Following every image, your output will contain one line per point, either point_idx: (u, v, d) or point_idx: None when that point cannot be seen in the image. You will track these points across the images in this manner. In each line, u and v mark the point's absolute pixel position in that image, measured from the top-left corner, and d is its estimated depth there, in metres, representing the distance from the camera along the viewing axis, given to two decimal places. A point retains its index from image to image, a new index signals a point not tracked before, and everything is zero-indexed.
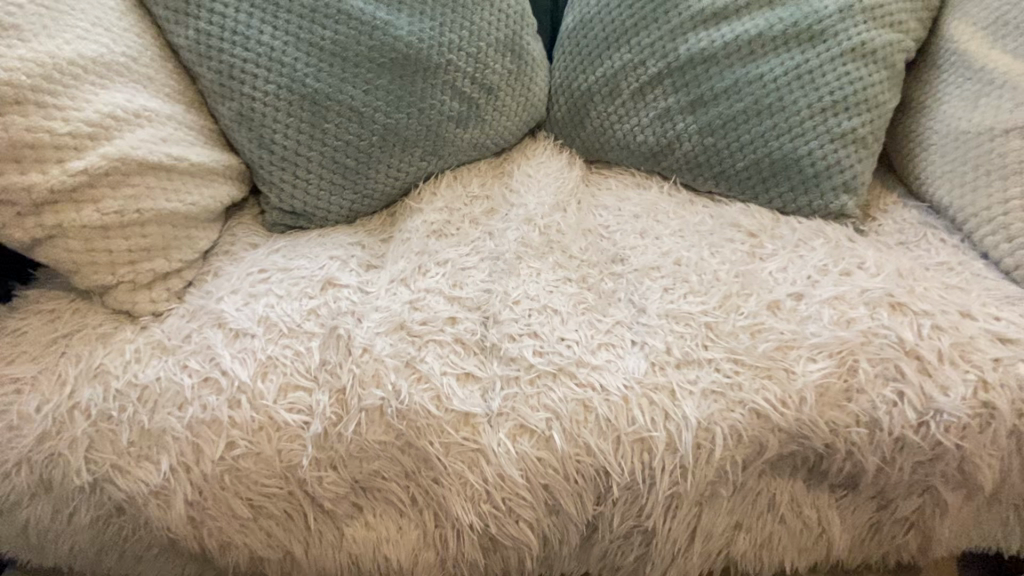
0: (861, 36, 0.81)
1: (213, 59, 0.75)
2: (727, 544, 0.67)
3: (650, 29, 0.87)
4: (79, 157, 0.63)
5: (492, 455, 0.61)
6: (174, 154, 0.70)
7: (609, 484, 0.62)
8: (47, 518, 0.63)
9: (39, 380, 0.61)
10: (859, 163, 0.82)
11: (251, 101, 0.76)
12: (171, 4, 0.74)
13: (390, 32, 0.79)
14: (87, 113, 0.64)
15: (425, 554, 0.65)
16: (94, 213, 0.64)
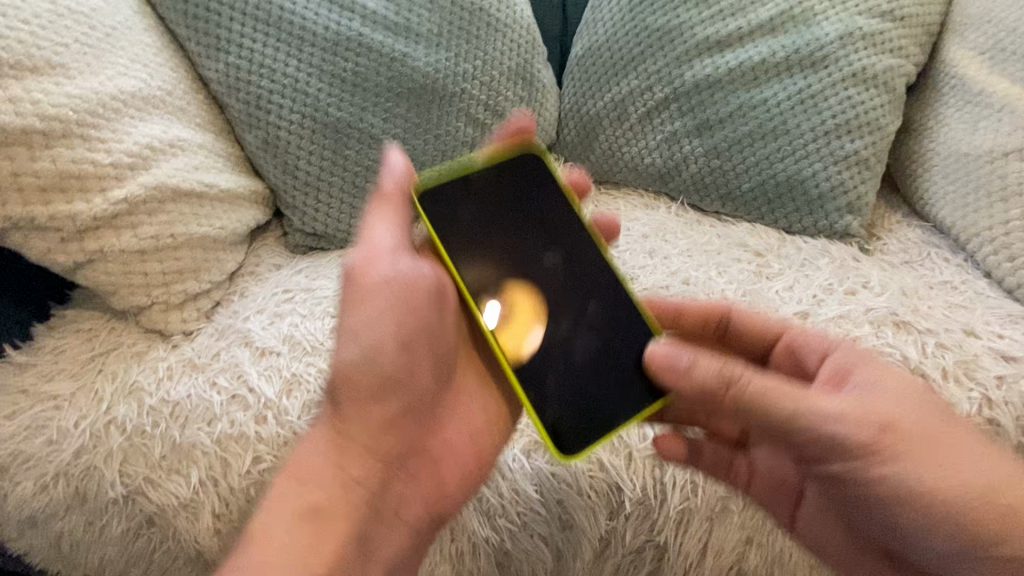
0: (861, 62, 0.84)
1: (241, 91, 0.79)
2: (739, 559, 0.67)
3: (657, 56, 0.90)
4: (119, 186, 0.67)
5: (507, 471, 0.63)
6: (205, 182, 0.74)
7: (621, 499, 0.63)
8: (80, 530, 0.66)
9: (77, 396, 0.64)
10: (862, 184, 0.85)
11: (276, 130, 0.80)
12: (203, 40, 0.79)
13: (408, 63, 0.83)
14: (127, 145, 0.68)
15: (442, 568, 0.65)
16: (132, 238, 0.68)
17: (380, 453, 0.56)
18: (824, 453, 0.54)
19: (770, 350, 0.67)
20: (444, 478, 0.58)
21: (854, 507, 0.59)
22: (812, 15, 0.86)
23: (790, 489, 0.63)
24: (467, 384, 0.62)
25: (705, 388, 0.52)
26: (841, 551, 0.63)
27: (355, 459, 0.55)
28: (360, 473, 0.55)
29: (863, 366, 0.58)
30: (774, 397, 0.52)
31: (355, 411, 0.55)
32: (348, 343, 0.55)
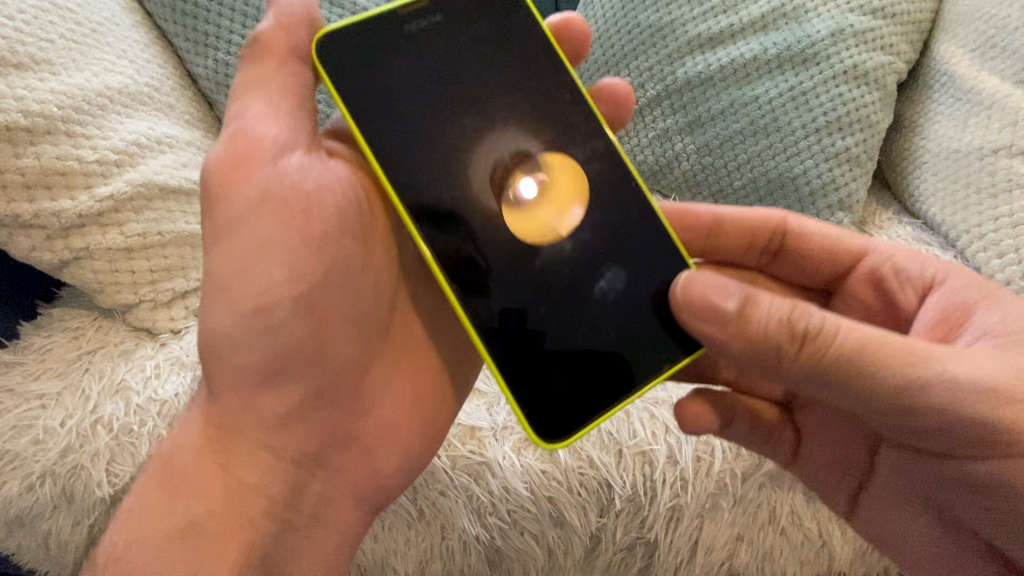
0: (852, 59, 0.84)
1: (230, 87, 0.79)
2: (730, 556, 0.67)
3: (649, 53, 0.90)
4: (105, 183, 0.66)
5: (497, 469, 0.63)
6: (193, 179, 0.72)
7: (612, 496, 0.63)
8: (67, 530, 0.65)
9: (64, 395, 0.64)
10: (853, 181, 0.85)
11: None
12: (191, 36, 0.78)
13: None
14: (113, 141, 0.67)
15: (432, 566, 0.66)
16: (119, 235, 0.67)
17: (285, 454, 0.55)
18: (921, 431, 0.48)
19: (832, 282, 0.65)
20: (366, 454, 0.57)
21: (937, 483, 0.53)
22: (804, 12, 0.86)
23: (849, 462, 0.61)
24: (396, 366, 0.58)
25: (768, 342, 0.45)
26: (904, 521, 0.59)
27: (258, 459, 0.54)
28: (261, 478, 0.54)
29: (973, 310, 0.55)
30: (875, 353, 0.45)
31: (248, 402, 0.53)
32: (231, 282, 0.51)
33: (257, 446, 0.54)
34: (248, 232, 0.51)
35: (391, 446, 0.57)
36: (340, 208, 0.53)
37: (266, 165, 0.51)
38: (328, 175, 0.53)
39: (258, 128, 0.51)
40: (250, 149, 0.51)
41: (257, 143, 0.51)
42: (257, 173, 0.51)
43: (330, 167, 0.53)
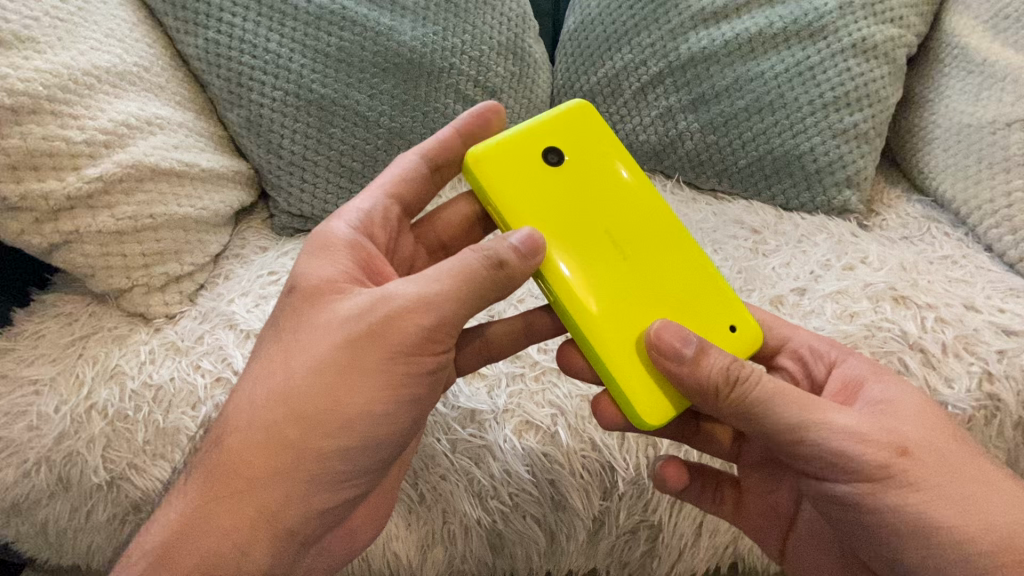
0: (861, 32, 0.81)
1: (221, 67, 0.77)
2: (734, 538, 0.67)
3: (651, 29, 0.87)
4: (93, 165, 0.65)
5: (498, 452, 0.61)
6: (185, 161, 0.72)
7: (614, 479, 0.62)
8: (66, 517, 0.65)
9: (57, 381, 0.63)
10: (862, 158, 0.83)
11: (259, 108, 0.78)
12: (180, 14, 0.76)
13: (394, 37, 0.80)
14: (101, 122, 0.66)
15: (434, 550, 0.65)
16: (109, 218, 0.66)
17: (298, 537, 0.48)
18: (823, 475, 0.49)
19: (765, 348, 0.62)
20: (355, 532, 0.56)
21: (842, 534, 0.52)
22: None
23: (778, 514, 0.60)
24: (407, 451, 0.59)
25: (706, 384, 0.48)
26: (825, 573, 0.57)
27: (254, 528, 0.46)
28: (267, 560, 0.46)
29: (871, 379, 0.54)
30: (784, 403, 0.47)
31: (287, 491, 0.46)
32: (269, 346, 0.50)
33: (248, 515, 0.45)
34: (307, 314, 0.49)
35: (375, 524, 0.57)
36: (417, 319, 0.46)
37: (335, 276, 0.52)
38: (417, 283, 0.47)
39: (360, 215, 0.55)
40: (328, 244, 0.52)
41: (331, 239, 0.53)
42: (328, 289, 0.49)
43: (433, 271, 0.47)
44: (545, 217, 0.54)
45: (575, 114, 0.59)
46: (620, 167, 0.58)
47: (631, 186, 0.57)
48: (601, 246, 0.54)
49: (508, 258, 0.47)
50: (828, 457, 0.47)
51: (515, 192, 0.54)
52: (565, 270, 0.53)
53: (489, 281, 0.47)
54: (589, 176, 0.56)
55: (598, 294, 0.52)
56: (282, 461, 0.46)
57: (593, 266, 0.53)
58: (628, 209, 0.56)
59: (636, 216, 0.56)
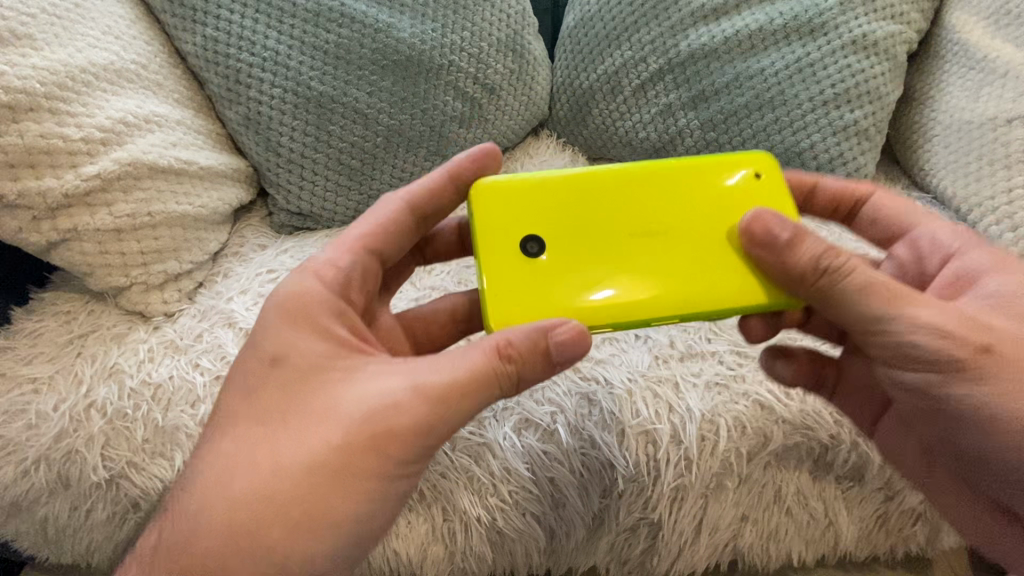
0: (862, 28, 0.81)
1: (219, 64, 0.76)
2: (734, 536, 0.67)
3: (650, 26, 0.87)
4: (91, 162, 0.64)
5: (498, 449, 0.61)
6: (183, 158, 0.72)
7: (614, 476, 0.62)
8: (65, 515, 0.65)
9: (56, 379, 0.63)
10: (862, 155, 0.82)
11: (258, 105, 0.77)
12: (178, 11, 0.76)
13: (393, 34, 0.80)
14: (99, 119, 0.65)
15: (434, 548, 0.65)
16: (107, 216, 0.66)
17: None
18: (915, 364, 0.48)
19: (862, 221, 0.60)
20: None
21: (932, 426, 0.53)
22: None
23: (871, 393, 0.58)
24: None
25: (795, 270, 0.44)
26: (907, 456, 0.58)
27: None
28: None
29: (990, 273, 0.52)
30: (869, 297, 0.44)
31: None
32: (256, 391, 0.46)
33: None
34: (305, 387, 0.45)
35: None
36: (431, 408, 0.42)
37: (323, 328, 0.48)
38: (443, 366, 0.43)
39: (333, 271, 0.49)
40: (310, 312, 0.47)
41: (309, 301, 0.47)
42: (322, 368, 0.45)
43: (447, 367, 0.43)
44: (552, 283, 0.49)
45: (483, 192, 0.51)
46: (564, 193, 0.51)
47: (586, 197, 0.51)
48: (624, 262, 0.49)
49: (547, 358, 0.43)
50: (896, 346, 0.45)
51: (505, 277, 0.49)
52: (613, 303, 0.48)
53: (528, 363, 0.43)
54: (548, 221, 0.51)
55: (668, 302, 0.48)
56: (267, 521, 0.41)
57: (637, 271, 0.49)
58: (609, 227, 0.50)
59: (623, 218, 0.51)
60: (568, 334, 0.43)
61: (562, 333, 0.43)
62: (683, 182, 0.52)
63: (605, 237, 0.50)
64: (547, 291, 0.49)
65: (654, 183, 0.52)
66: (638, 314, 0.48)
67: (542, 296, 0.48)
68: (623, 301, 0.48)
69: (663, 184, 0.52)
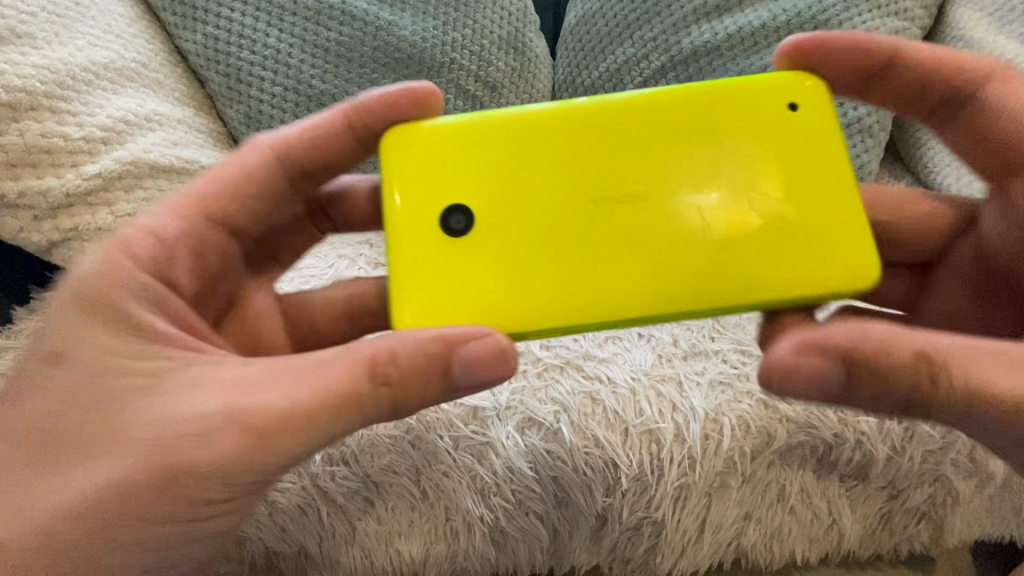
0: (865, 24, 0.81)
1: (220, 63, 0.76)
2: (737, 535, 0.67)
3: (653, 23, 0.87)
4: (92, 161, 0.64)
5: (501, 448, 0.61)
6: (183, 157, 0.70)
7: (618, 475, 0.62)
8: None
9: None
10: (864, 153, 0.82)
11: (258, 103, 0.77)
12: (179, 10, 0.76)
13: (394, 32, 0.79)
14: (100, 118, 0.65)
15: (437, 547, 0.65)
16: (107, 215, 0.65)
17: None
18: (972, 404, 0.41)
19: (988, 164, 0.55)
20: None
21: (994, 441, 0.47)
22: None
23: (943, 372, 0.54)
24: None
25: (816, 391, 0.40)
26: None
27: None
28: None
29: None
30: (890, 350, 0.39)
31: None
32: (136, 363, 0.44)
33: None
34: (179, 369, 0.43)
35: None
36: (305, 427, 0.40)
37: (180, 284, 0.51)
38: (314, 378, 0.41)
39: (147, 242, 0.48)
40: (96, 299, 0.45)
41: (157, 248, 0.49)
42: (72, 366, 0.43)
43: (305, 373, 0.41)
44: (488, 258, 0.46)
45: (412, 144, 0.48)
46: (521, 146, 0.47)
47: (552, 146, 0.47)
48: (572, 228, 0.46)
49: (445, 373, 0.41)
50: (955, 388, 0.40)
51: (435, 250, 0.46)
52: (548, 281, 0.45)
53: (433, 375, 0.41)
54: (494, 180, 0.47)
55: (617, 276, 0.44)
56: (164, 483, 0.42)
57: (588, 237, 0.45)
58: (566, 187, 0.46)
59: (590, 171, 0.46)
60: (486, 349, 0.40)
61: (474, 347, 0.40)
62: (682, 114, 0.47)
63: (562, 197, 0.46)
64: (485, 268, 0.46)
65: (641, 121, 0.47)
66: (568, 295, 0.44)
67: (473, 275, 0.46)
68: (561, 281, 0.45)
69: (658, 122, 0.47)
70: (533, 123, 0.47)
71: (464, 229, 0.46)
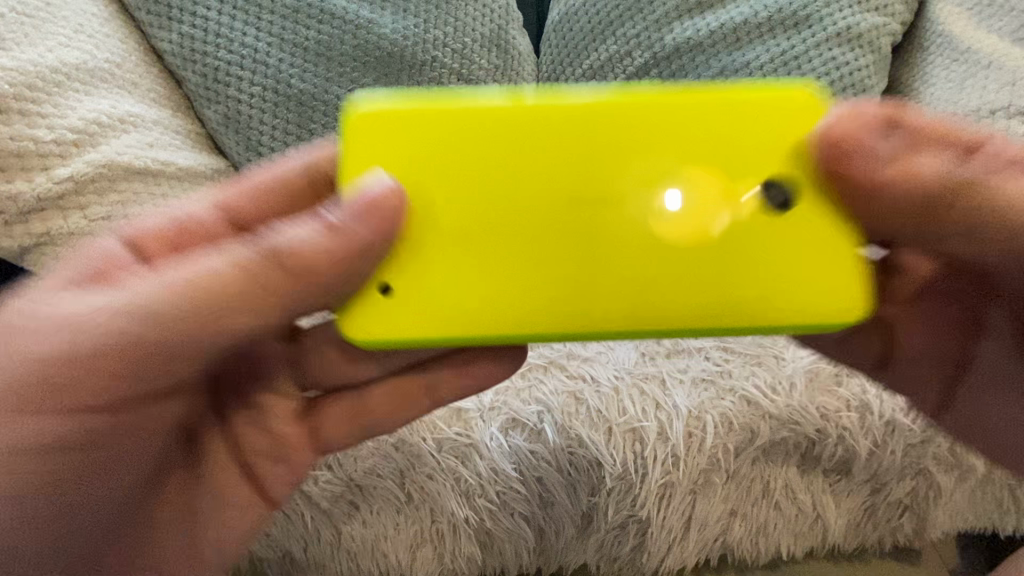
0: (846, 21, 0.81)
1: (197, 63, 0.75)
2: (724, 530, 0.67)
3: (635, 20, 0.86)
4: (64, 165, 0.64)
5: (485, 450, 0.61)
6: (160, 159, 0.69)
7: (601, 475, 0.62)
8: None
9: None
10: None
11: (237, 104, 0.76)
12: (154, 9, 0.74)
13: (373, 30, 0.78)
14: (71, 120, 0.65)
15: (422, 549, 0.64)
16: (81, 219, 0.64)
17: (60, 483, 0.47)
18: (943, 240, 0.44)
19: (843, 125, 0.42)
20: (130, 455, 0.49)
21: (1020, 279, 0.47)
22: None
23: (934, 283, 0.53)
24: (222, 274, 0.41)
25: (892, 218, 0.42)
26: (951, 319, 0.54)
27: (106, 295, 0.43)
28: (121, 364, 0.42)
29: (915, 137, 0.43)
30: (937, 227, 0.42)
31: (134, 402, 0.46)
32: (191, 226, 0.49)
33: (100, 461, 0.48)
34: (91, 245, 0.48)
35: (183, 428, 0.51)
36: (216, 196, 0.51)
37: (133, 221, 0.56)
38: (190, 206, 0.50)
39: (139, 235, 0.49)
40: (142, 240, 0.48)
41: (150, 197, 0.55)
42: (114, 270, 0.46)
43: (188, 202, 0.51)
44: (549, 219, 0.42)
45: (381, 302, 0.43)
46: (392, 266, 0.42)
47: (550, 275, 0.42)
48: (607, 232, 0.42)
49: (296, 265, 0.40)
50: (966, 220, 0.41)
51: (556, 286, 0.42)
52: (727, 291, 0.42)
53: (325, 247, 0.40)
54: (588, 306, 0.42)
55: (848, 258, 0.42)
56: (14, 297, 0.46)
57: (642, 198, 0.42)
58: (475, 168, 0.42)
59: (534, 136, 0.42)
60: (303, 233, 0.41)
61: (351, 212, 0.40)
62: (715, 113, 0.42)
63: (505, 235, 0.42)
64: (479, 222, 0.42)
65: (505, 89, 0.43)
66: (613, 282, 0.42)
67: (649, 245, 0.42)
68: (807, 308, 0.42)
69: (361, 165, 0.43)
70: (441, 249, 0.42)
71: (598, 321, 0.42)
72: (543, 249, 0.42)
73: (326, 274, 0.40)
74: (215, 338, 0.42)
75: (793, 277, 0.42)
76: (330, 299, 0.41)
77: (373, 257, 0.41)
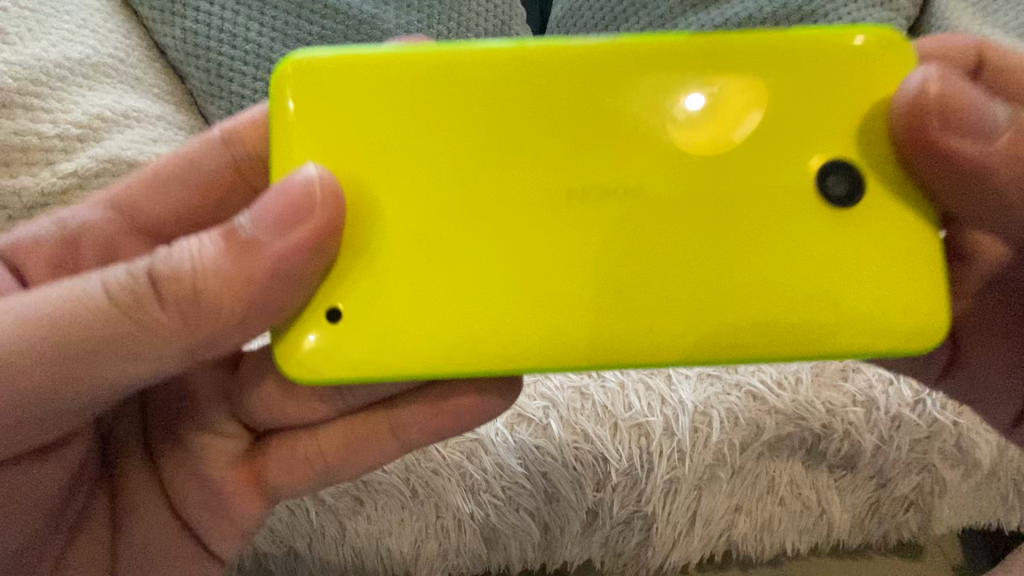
0: (851, 15, 0.80)
1: (200, 58, 0.74)
2: (729, 526, 0.67)
3: (639, 15, 0.86)
4: (68, 159, 0.64)
5: (490, 445, 0.61)
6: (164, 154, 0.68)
7: (607, 470, 0.61)
8: None
9: None
10: None
11: (241, 99, 0.75)
12: (157, 4, 0.74)
13: (377, 26, 0.78)
14: (75, 115, 0.64)
15: (428, 545, 0.64)
16: None
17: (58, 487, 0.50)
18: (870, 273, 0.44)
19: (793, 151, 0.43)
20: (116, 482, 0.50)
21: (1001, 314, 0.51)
22: None
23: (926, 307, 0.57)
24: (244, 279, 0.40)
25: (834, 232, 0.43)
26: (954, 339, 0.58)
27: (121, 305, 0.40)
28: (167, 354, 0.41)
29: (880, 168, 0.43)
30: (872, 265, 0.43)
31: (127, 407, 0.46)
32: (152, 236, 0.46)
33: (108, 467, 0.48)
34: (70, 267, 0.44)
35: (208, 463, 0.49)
36: None
37: (84, 265, 0.55)
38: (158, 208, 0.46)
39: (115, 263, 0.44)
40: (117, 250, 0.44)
41: (100, 233, 0.56)
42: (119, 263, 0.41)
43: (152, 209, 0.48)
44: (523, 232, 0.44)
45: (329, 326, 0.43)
46: (454, 298, 0.43)
47: (664, 286, 0.43)
48: (770, 233, 0.43)
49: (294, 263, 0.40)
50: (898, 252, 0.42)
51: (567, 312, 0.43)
52: (822, 298, 0.42)
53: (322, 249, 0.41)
54: (650, 319, 0.43)
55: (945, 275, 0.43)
56: None
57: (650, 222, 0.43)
58: (538, 186, 0.44)
59: (606, 153, 0.44)
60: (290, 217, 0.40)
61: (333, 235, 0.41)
62: (786, 99, 0.44)
63: (582, 232, 0.43)
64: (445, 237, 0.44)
65: (568, 96, 0.44)
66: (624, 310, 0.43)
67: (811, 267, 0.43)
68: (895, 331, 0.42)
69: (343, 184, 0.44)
70: (482, 271, 0.43)
71: (737, 334, 0.42)
72: (598, 254, 0.43)
73: (250, 288, 0.39)
74: (143, 357, 0.40)
75: (826, 307, 0.42)
76: (251, 319, 0.40)
77: (296, 281, 0.41)
